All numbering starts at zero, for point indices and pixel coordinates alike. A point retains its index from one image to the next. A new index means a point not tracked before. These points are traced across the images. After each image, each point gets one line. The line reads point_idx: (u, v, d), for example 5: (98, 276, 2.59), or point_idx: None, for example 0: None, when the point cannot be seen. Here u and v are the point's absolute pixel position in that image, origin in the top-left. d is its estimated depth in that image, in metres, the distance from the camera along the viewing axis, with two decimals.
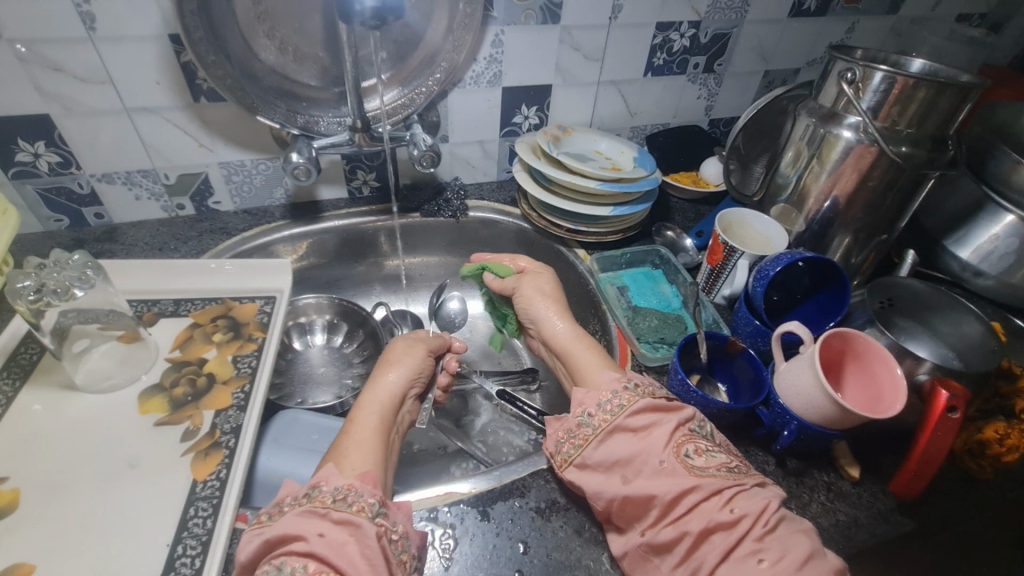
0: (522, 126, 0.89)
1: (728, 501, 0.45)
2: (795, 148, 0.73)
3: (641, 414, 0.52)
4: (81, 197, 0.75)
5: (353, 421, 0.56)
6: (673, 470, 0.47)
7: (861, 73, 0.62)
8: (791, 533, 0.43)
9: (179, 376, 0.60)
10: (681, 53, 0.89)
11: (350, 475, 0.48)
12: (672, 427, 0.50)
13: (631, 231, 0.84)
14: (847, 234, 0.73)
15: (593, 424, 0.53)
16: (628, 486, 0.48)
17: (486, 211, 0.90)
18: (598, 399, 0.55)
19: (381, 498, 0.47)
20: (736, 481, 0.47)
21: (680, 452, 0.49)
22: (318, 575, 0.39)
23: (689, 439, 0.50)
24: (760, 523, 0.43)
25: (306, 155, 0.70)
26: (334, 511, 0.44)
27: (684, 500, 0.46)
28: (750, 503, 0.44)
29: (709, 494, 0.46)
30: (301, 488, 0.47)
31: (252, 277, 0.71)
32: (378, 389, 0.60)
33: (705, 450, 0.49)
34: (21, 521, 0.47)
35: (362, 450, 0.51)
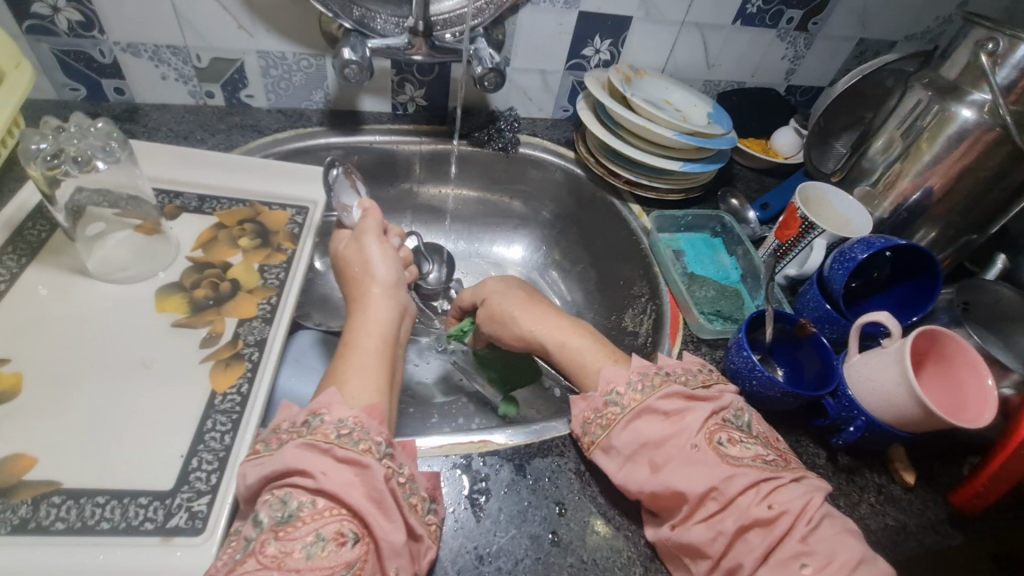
0: (590, 60, 0.81)
1: (766, 496, 0.40)
2: (888, 134, 0.66)
3: (673, 398, 0.46)
4: (102, 67, 0.67)
5: (350, 344, 0.51)
6: (707, 461, 0.42)
7: (1004, 45, 0.55)
8: (837, 533, 0.38)
9: (201, 278, 0.55)
10: (777, 2, 0.80)
11: (355, 406, 0.44)
12: (705, 413, 0.45)
13: (694, 192, 0.77)
14: (934, 228, 0.67)
15: (622, 404, 0.47)
16: (656, 476, 0.43)
17: (537, 149, 0.82)
18: (627, 378, 0.48)
19: (387, 437, 0.43)
20: (774, 474, 0.42)
21: (714, 439, 0.44)
22: (328, 512, 0.38)
23: (722, 428, 0.45)
24: (802, 521, 0.38)
25: (360, 53, 0.62)
26: (337, 448, 0.40)
27: (716, 496, 0.41)
28: (792, 499, 0.40)
29: (745, 487, 0.41)
30: (299, 413, 0.43)
31: (285, 182, 0.64)
32: (371, 311, 0.54)
33: (739, 440, 0.44)
34: (22, 409, 0.43)
35: (370, 373, 0.48)
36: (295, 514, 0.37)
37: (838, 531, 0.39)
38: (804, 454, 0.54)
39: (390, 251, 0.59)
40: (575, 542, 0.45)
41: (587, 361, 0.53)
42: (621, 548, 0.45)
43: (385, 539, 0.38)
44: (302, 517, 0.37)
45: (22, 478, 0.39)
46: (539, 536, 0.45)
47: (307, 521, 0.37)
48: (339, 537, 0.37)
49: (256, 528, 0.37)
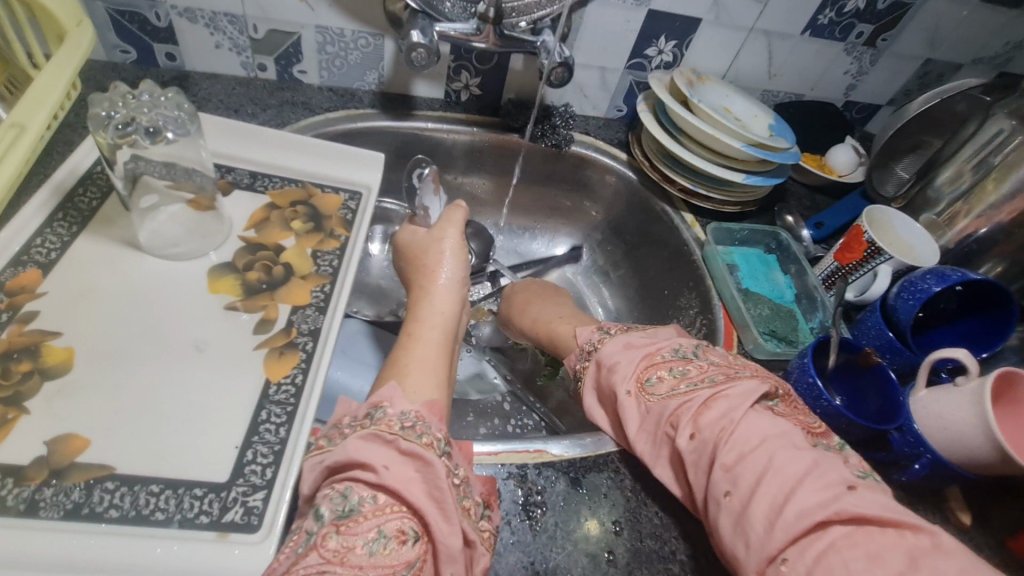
0: (652, 61, 0.78)
1: (691, 426, 0.42)
2: (958, 167, 0.68)
3: (612, 353, 0.50)
4: (156, 30, 0.64)
5: (413, 336, 0.51)
6: (639, 405, 0.46)
7: None
8: (756, 450, 0.39)
9: (253, 260, 0.53)
10: (850, 15, 0.78)
11: (415, 401, 0.44)
12: (632, 360, 0.48)
13: (750, 206, 0.75)
14: (1001, 262, 0.65)
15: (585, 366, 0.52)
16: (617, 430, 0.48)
17: (590, 148, 0.80)
18: (587, 339, 0.55)
19: (446, 436, 0.42)
20: (690, 398, 0.43)
21: (644, 380, 0.47)
22: (389, 508, 0.36)
23: (659, 365, 0.47)
24: (720, 447, 0.40)
25: (428, 37, 0.60)
26: (402, 440, 0.39)
27: (659, 437, 0.44)
28: (710, 425, 0.41)
29: (670, 421, 0.43)
30: (360, 407, 0.43)
31: (338, 165, 0.62)
32: (438, 301, 0.55)
33: (670, 373, 0.46)
34: (73, 386, 0.41)
35: (428, 368, 0.48)
36: (356, 509, 0.36)
37: (773, 446, 0.39)
38: None
39: (465, 250, 0.59)
40: (631, 563, 0.44)
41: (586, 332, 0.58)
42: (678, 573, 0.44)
43: (444, 542, 0.36)
44: (364, 513, 0.36)
45: (75, 460, 0.38)
46: (596, 554, 0.44)
47: (369, 517, 0.36)
48: (400, 535, 0.36)
49: (318, 521, 0.36)
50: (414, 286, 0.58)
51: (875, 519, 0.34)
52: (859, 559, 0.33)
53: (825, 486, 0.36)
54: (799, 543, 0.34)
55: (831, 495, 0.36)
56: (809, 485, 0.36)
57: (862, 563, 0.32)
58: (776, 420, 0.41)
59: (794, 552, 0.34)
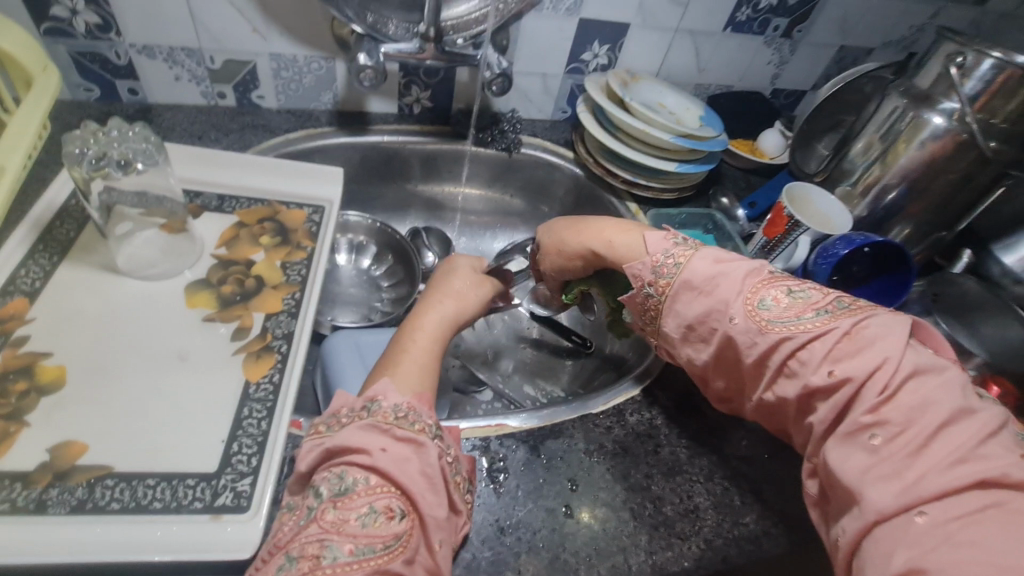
0: (589, 64, 0.84)
1: (829, 362, 0.42)
2: (868, 138, 0.71)
3: (708, 268, 0.49)
4: (117, 68, 0.68)
5: (410, 340, 0.55)
6: (753, 328, 0.46)
7: (972, 59, 0.60)
8: (915, 393, 0.38)
9: (226, 274, 0.57)
10: (765, 11, 0.85)
11: (406, 392, 0.48)
12: (743, 277, 0.48)
13: (686, 191, 0.82)
14: (908, 225, 0.73)
15: (655, 291, 0.51)
16: (709, 347, 0.49)
17: (539, 150, 0.86)
18: (663, 247, 0.52)
19: (436, 421, 0.47)
20: (829, 327, 0.43)
21: (756, 302, 0.47)
22: (379, 488, 0.40)
23: (775, 287, 0.47)
24: (873, 389, 0.39)
25: (374, 59, 0.65)
26: (396, 428, 0.43)
27: (779, 363, 0.44)
28: (861, 364, 0.40)
29: (799, 347, 0.44)
30: (356, 400, 0.46)
31: (300, 183, 0.67)
32: (432, 315, 0.58)
33: (787, 296, 0.46)
34: (68, 399, 0.45)
35: (417, 368, 0.51)
36: (351, 488, 0.40)
37: (931, 388, 0.38)
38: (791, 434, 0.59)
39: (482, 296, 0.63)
40: (587, 514, 0.49)
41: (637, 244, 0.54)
42: (629, 519, 0.50)
43: (430, 513, 0.41)
44: (358, 491, 0.40)
45: (75, 462, 0.42)
46: (554, 509, 0.49)
47: (362, 495, 0.39)
48: (388, 511, 0.39)
49: (317, 498, 0.40)
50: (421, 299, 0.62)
51: None
52: (1011, 538, 0.30)
53: (980, 435, 0.35)
54: (948, 498, 0.33)
55: (981, 447, 0.35)
56: (960, 433, 0.36)
57: (1014, 542, 0.30)
58: (936, 359, 0.40)
59: (934, 507, 0.33)
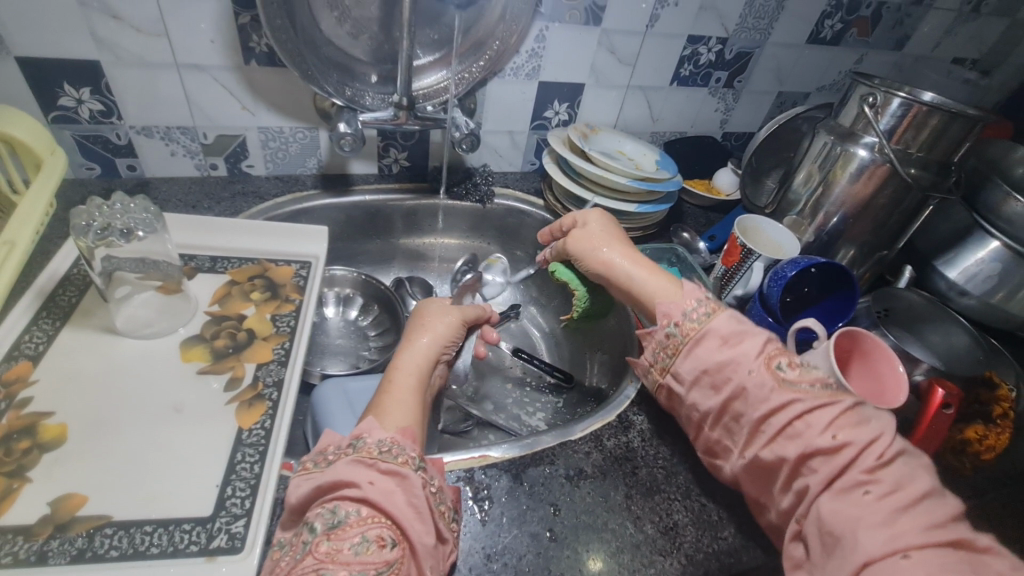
0: (551, 121, 0.92)
1: (831, 426, 0.43)
2: (808, 168, 0.79)
3: (731, 326, 0.51)
4: (117, 147, 0.74)
5: (393, 383, 0.58)
6: (768, 385, 0.46)
7: (882, 99, 0.68)
8: (904, 466, 0.40)
9: (219, 329, 0.61)
10: (706, 66, 0.94)
11: (390, 429, 0.51)
12: (764, 340, 0.50)
13: (649, 229, 0.88)
14: (852, 247, 0.79)
15: (679, 333, 0.52)
16: (719, 393, 0.49)
17: (511, 200, 0.92)
18: (684, 309, 0.53)
19: (420, 454, 0.49)
20: (833, 398, 0.45)
21: (771, 363, 0.48)
22: (370, 519, 0.42)
23: (783, 354, 0.49)
24: (870, 455, 0.40)
25: (353, 127, 0.71)
26: (381, 461, 0.46)
27: (777, 422, 0.45)
28: (859, 433, 0.42)
29: (805, 411, 0.44)
30: (344, 438, 0.49)
31: (288, 241, 0.72)
32: (413, 354, 0.62)
33: (799, 365, 0.48)
34: (68, 454, 0.47)
35: (404, 409, 0.54)
36: (343, 521, 0.42)
37: (911, 467, 0.40)
38: None
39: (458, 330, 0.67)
40: (570, 536, 0.51)
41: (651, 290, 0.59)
42: (611, 539, 0.52)
43: (419, 541, 0.43)
44: (349, 523, 0.42)
45: (75, 514, 0.44)
46: (538, 534, 0.51)
47: (353, 526, 0.42)
48: (379, 540, 0.41)
49: (312, 532, 0.42)
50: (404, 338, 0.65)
51: (995, 561, 0.35)
52: None
53: (951, 513, 0.38)
54: (942, 565, 0.34)
55: (954, 522, 0.37)
56: (938, 509, 0.38)
57: None
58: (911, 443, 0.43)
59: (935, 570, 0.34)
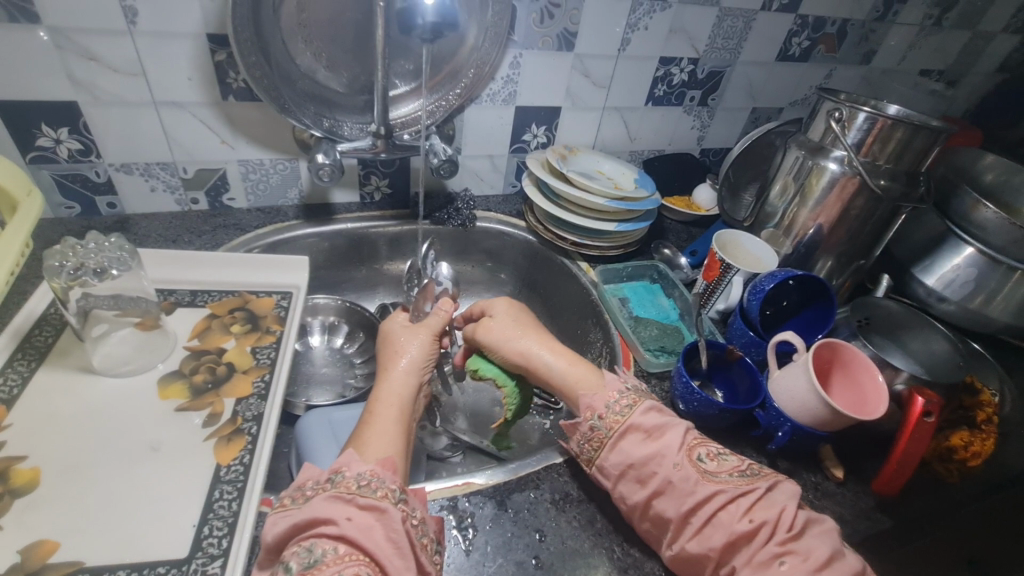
0: (530, 144, 0.94)
1: (747, 510, 0.47)
2: (783, 180, 0.80)
3: (652, 417, 0.54)
4: (96, 185, 0.75)
5: (374, 413, 0.58)
6: (691, 477, 0.49)
7: (847, 113, 0.70)
8: (814, 537, 0.45)
9: (198, 364, 0.61)
10: (679, 86, 0.96)
11: (370, 460, 0.51)
12: (683, 432, 0.53)
13: (630, 246, 0.89)
14: (830, 258, 0.80)
15: (605, 426, 0.54)
16: (646, 487, 0.50)
17: (493, 222, 0.93)
18: (606, 402, 0.55)
19: (400, 485, 0.49)
20: (749, 486, 0.48)
21: (693, 456, 0.51)
22: (347, 557, 0.42)
23: (701, 444, 0.52)
24: (782, 529, 0.45)
25: (332, 157, 0.72)
26: (359, 496, 0.46)
27: (701, 512, 0.48)
28: (768, 511, 0.46)
29: (725, 502, 0.47)
30: (323, 473, 0.49)
31: (270, 272, 0.72)
32: (394, 382, 0.62)
33: (716, 455, 0.51)
34: (42, 499, 0.47)
35: (386, 438, 0.54)
36: (320, 559, 0.41)
37: (820, 537, 0.45)
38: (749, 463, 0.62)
39: (431, 352, 0.66)
40: (556, 562, 0.51)
41: (572, 382, 0.59)
42: (597, 564, 0.51)
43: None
44: (325, 562, 0.41)
45: (47, 561, 0.43)
46: (523, 561, 0.50)
47: (331, 564, 0.41)
48: None
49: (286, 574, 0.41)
50: (379, 367, 0.65)
51: None
52: None
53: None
54: None
55: None
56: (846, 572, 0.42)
57: None
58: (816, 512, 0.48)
59: None
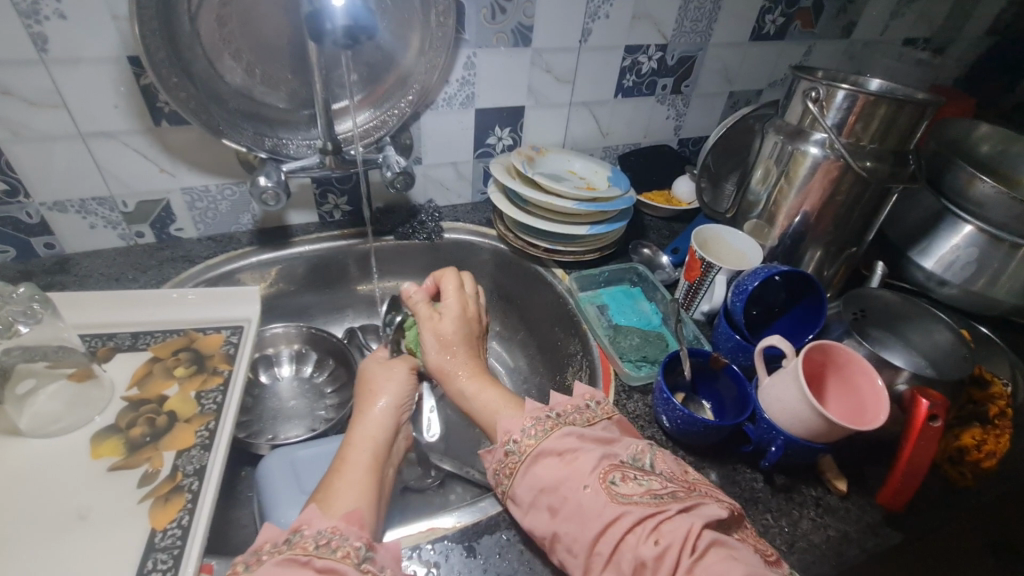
0: (495, 147, 0.89)
1: (653, 532, 0.41)
2: (764, 165, 0.75)
3: (565, 439, 0.49)
4: (29, 227, 0.70)
5: (345, 459, 0.53)
6: (598, 502, 0.44)
7: (825, 92, 0.64)
8: (720, 560, 0.38)
9: (137, 416, 0.56)
10: (649, 75, 0.91)
11: (336, 516, 0.46)
12: (595, 454, 0.47)
13: (607, 249, 0.84)
14: (819, 248, 0.75)
15: (518, 451, 0.49)
16: (555, 518, 0.45)
17: (462, 233, 0.88)
18: (521, 425, 0.51)
19: (367, 540, 0.45)
20: (661, 508, 0.42)
21: (607, 479, 0.45)
22: None
23: (616, 467, 0.46)
24: (686, 553, 0.39)
25: (275, 178, 0.66)
26: (317, 558, 0.41)
27: (610, 538, 0.42)
28: (675, 530, 0.40)
29: (633, 527, 0.42)
30: (281, 533, 0.44)
31: (218, 306, 0.68)
32: (368, 424, 0.57)
33: (633, 479, 0.45)
34: None
35: (355, 487, 0.49)
36: None
37: (725, 561, 0.38)
38: (743, 482, 0.57)
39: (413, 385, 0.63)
40: None
41: (492, 411, 0.56)
42: None
43: None
44: None
45: None
46: None
47: None
48: None
49: None
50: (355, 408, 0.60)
51: None
52: None
53: None
54: None
55: None
56: None
57: None
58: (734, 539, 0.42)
59: None
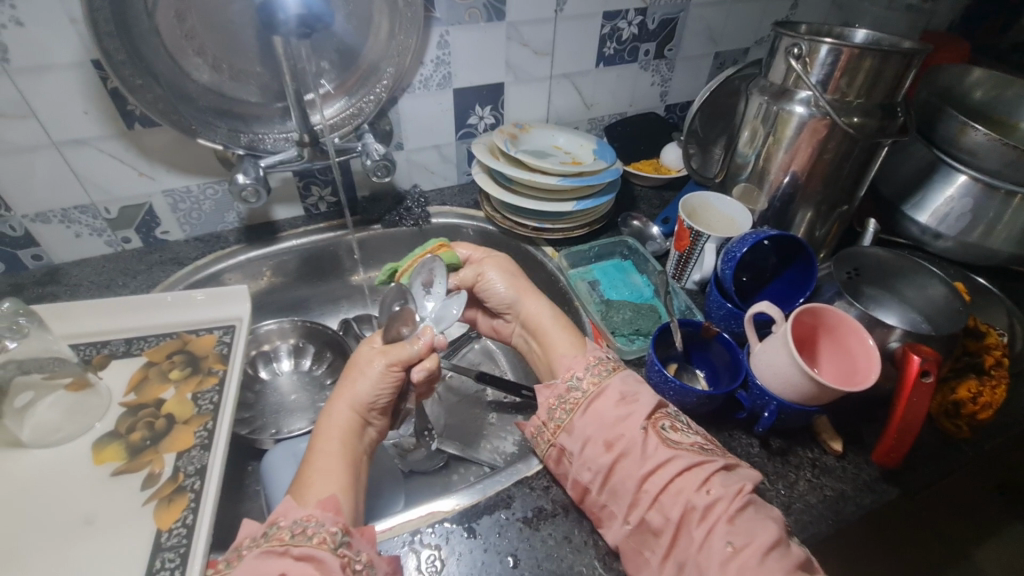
0: (477, 127, 0.88)
1: (705, 482, 0.45)
2: (751, 126, 0.73)
3: (629, 383, 0.54)
4: (14, 239, 0.70)
5: (313, 451, 0.52)
6: (651, 444, 0.48)
7: (807, 48, 0.62)
8: (759, 515, 0.43)
9: (136, 421, 0.57)
10: (630, 41, 0.88)
11: (312, 504, 0.46)
12: (653, 402, 0.52)
13: (596, 224, 0.83)
14: (809, 209, 0.74)
15: (582, 388, 0.54)
16: (610, 451, 0.49)
17: (450, 216, 0.88)
18: (585, 365, 0.56)
19: (343, 525, 0.45)
20: (709, 459, 0.47)
21: (658, 425, 0.50)
22: None
23: (667, 416, 0.52)
24: (736, 499, 0.44)
25: (253, 175, 0.66)
26: (293, 547, 0.42)
27: (659, 481, 0.46)
28: (726, 485, 0.45)
29: (688, 468, 0.46)
30: (259, 527, 0.45)
31: (209, 308, 0.68)
32: (335, 415, 0.55)
33: (681, 428, 0.51)
34: None
35: (325, 478, 0.49)
36: None
37: (756, 517, 0.43)
38: (738, 448, 0.57)
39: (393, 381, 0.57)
40: None
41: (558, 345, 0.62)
42: None
43: None
44: None
45: None
46: None
47: None
48: None
49: None
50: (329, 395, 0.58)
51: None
52: None
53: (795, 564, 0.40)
54: None
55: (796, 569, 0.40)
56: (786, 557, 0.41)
57: None
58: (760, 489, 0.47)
59: None
